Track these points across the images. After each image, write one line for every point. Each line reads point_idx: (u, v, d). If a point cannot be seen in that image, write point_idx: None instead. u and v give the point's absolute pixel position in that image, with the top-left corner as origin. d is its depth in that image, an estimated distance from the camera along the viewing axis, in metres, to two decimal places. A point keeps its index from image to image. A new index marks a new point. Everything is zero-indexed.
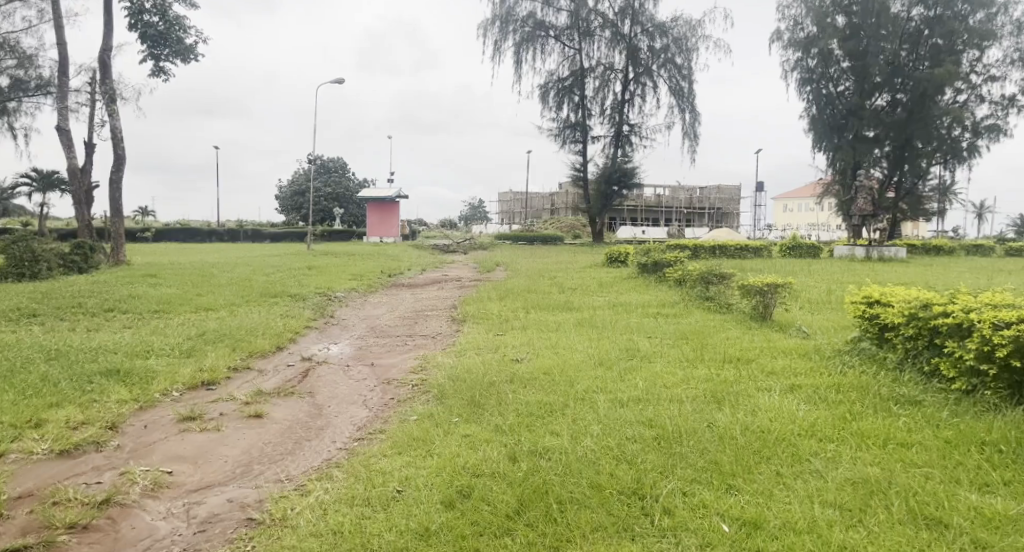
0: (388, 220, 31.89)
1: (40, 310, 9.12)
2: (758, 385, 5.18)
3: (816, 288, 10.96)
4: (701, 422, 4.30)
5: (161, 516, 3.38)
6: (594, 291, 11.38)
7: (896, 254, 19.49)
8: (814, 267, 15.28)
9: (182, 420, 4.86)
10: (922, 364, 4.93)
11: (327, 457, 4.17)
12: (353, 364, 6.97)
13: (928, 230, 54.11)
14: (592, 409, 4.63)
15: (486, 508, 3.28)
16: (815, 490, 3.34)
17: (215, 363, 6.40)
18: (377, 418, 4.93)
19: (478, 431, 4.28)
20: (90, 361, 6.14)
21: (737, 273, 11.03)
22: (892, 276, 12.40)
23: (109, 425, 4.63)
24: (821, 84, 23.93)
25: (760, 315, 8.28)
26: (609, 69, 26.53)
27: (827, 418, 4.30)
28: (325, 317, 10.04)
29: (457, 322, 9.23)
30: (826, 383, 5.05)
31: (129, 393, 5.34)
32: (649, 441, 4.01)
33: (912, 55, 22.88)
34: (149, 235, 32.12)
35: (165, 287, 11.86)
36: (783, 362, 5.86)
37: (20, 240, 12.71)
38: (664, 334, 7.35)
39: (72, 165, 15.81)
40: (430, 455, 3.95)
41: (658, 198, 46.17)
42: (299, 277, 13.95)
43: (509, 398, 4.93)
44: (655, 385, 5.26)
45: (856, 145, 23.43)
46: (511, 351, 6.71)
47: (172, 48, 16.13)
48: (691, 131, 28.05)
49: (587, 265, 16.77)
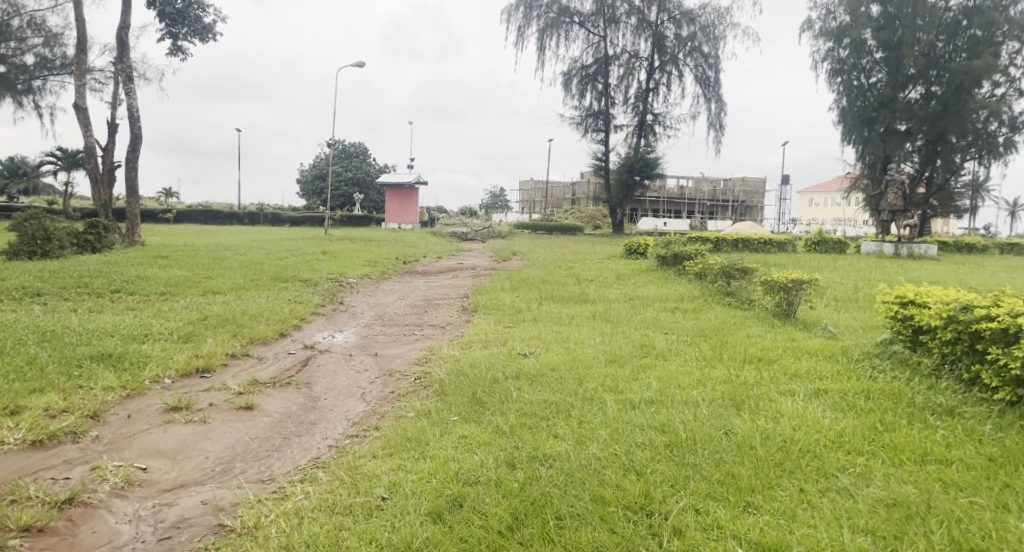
0: (407, 206, 31.68)
1: (44, 289, 8.96)
2: (779, 389, 4.83)
3: (844, 285, 10.54)
4: (717, 428, 3.99)
5: (126, 519, 3.14)
6: (611, 283, 11.06)
7: (927, 252, 18.88)
8: (841, 263, 14.83)
9: (167, 410, 4.62)
10: (961, 372, 4.56)
11: (314, 457, 3.91)
12: (356, 353, 6.72)
13: (959, 227, 52.85)
14: (600, 411, 4.33)
15: (477, 521, 3.00)
16: (843, 511, 3.01)
17: (211, 349, 6.17)
18: (372, 414, 4.65)
19: (475, 431, 4.00)
20: (83, 345, 5.92)
21: (760, 268, 10.66)
22: (925, 275, 11.92)
23: (91, 414, 4.41)
24: (852, 75, 23.21)
25: (782, 312, 7.95)
26: (634, 57, 26.02)
27: (856, 428, 3.94)
28: (333, 303, 9.80)
29: (467, 312, 8.95)
30: (854, 389, 4.69)
31: (118, 379, 5.12)
32: (660, 449, 3.70)
33: (950, 46, 22.09)
34: (171, 216, 32.25)
35: (174, 268, 11.69)
36: (808, 364, 5.50)
37: (33, 217, 12.58)
38: (681, 331, 7.02)
39: (88, 144, 15.73)
40: (421, 458, 3.66)
41: (681, 189, 45.56)
42: (312, 261, 13.74)
43: (513, 396, 4.63)
44: (670, 385, 4.95)
45: (886, 139, 22.63)
46: (519, 344, 6.41)
47: (191, 27, 16.00)
48: (717, 121, 27.51)
49: (605, 255, 16.44)
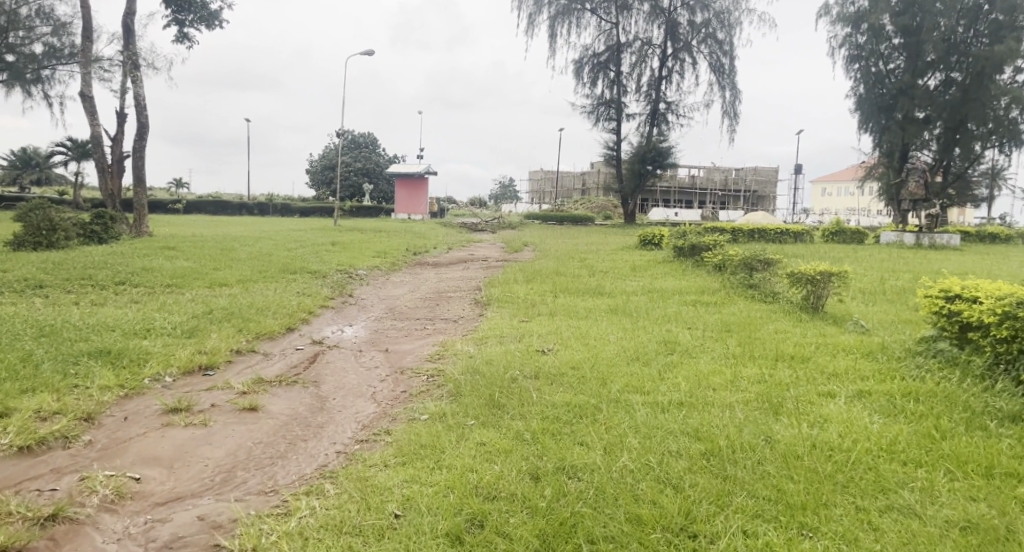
0: (417, 196, 31.38)
1: (47, 281, 8.70)
2: (819, 390, 4.51)
3: (870, 276, 10.18)
4: (756, 434, 3.70)
5: (114, 538, 2.87)
6: (628, 274, 10.74)
7: (949, 242, 18.43)
8: (860, 253, 14.46)
9: (167, 412, 4.33)
10: (1019, 374, 4.24)
11: (320, 465, 3.63)
12: (366, 349, 6.45)
13: (973, 216, 52.08)
14: (628, 415, 4.03)
15: (503, 545, 2.77)
16: (910, 536, 2.78)
17: (215, 345, 5.90)
18: (384, 416, 4.37)
19: (494, 437, 3.71)
20: (81, 341, 5.64)
21: (782, 259, 10.32)
22: (951, 265, 11.55)
23: (85, 416, 4.12)
24: (871, 61, 22.64)
25: (810, 306, 7.59)
26: (647, 44, 25.55)
27: (910, 435, 3.66)
28: (343, 296, 9.52)
29: (480, 305, 8.64)
30: (899, 390, 4.40)
31: (116, 377, 4.84)
32: (697, 458, 3.42)
33: (971, 31, 21.61)
34: (180, 206, 32.12)
35: (180, 260, 11.41)
36: (845, 362, 5.19)
37: (38, 207, 12.34)
38: (705, 325, 6.68)
39: (94, 133, 15.48)
40: (437, 467, 3.38)
41: (693, 179, 45.07)
42: (322, 252, 13.48)
43: (532, 398, 4.32)
44: (700, 386, 4.63)
45: (904, 127, 22.21)
46: (536, 341, 6.10)
47: (197, 14, 15.69)
48: (731, 108, 27.03)
49: (619, 246, 16.11)
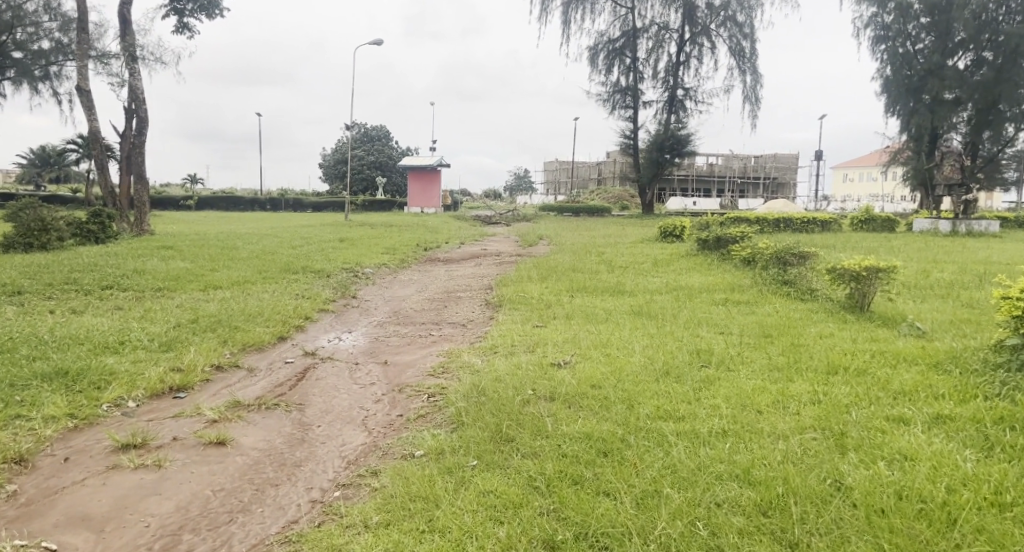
0: (429, 189, 30.76)
1: (30, 287, 8.13)
2: (887, 413, 3.78)
3: (912, 269, 9.34)
4: (822, 473, 3.02)
5: None
6: (650, 271, 9.95)
7: (987, 228, 17.49)
8: (894, 243, 13.58)
9: (117, 449, 3.67)
10: None
11: (288, 522, 2.98)
12: (363, 361, 5.78)
13: (1004, 202, 50.38)
14: (663, 451, 3.32)
15: None
16: None
17: (193, 360, 5.26)
18: (372, 452, 3.69)
19: (504, 483, 3.06)
20: (38, 358, 5.01)
21: (818, 252, 9.49)
22: (998, 254, 10.71)
23: (17, 457, 3.50)
24: (897, 41, 21.48)
25: (854, 305, 6.83)
26: (664, 29, 24.66)
27: (1017, 479, 2.93)
28: (346, 298, 8.87)
29: (490, 307, 7.95)
30: (987, 415, 3.66)
31: (67, 404, 4.20)
32: (753, 515, 2.77)
33: (1003, 8, 20.38)
34: (192, 203, 31.78)
35: (176, 260, 10.81)
36: (910, 376, 4.42)
37: (30, 206, 11.74)
38: (741, 330, 5.93)
39: (94, 128, 14.96)
40: (428, 531, 2.77)
41: (711, 166, 43.95)
42: (328, 250, 12.83)
43: (548, 428, 3.65)
44: (746, 410, 3.91)
45: (934, 109, 21.12)
46: (552, 351, 5.39)
47: (197, 2, 15.07)
48: (752, 93, 26.08)
49: (638, 238, 15.28)
